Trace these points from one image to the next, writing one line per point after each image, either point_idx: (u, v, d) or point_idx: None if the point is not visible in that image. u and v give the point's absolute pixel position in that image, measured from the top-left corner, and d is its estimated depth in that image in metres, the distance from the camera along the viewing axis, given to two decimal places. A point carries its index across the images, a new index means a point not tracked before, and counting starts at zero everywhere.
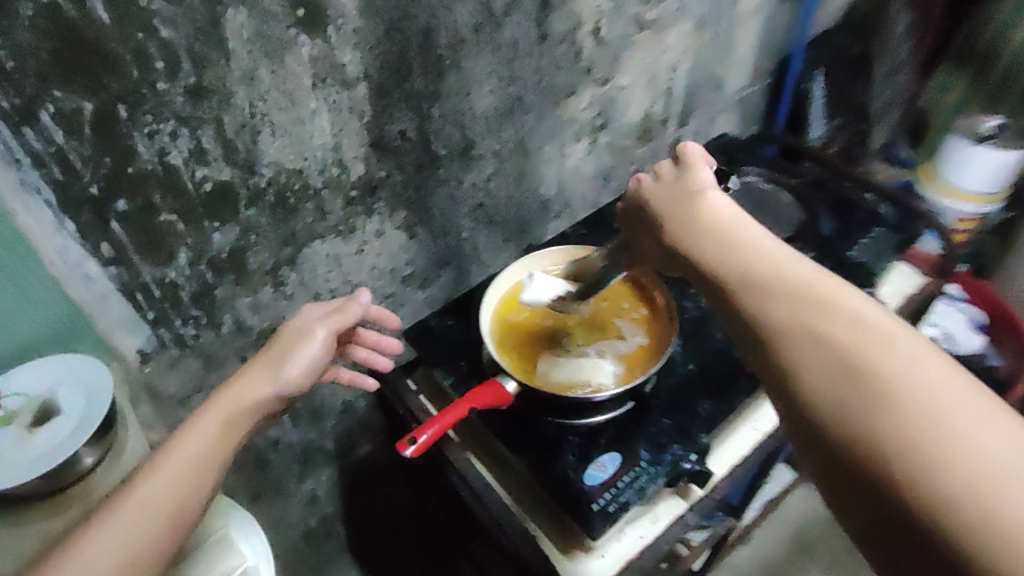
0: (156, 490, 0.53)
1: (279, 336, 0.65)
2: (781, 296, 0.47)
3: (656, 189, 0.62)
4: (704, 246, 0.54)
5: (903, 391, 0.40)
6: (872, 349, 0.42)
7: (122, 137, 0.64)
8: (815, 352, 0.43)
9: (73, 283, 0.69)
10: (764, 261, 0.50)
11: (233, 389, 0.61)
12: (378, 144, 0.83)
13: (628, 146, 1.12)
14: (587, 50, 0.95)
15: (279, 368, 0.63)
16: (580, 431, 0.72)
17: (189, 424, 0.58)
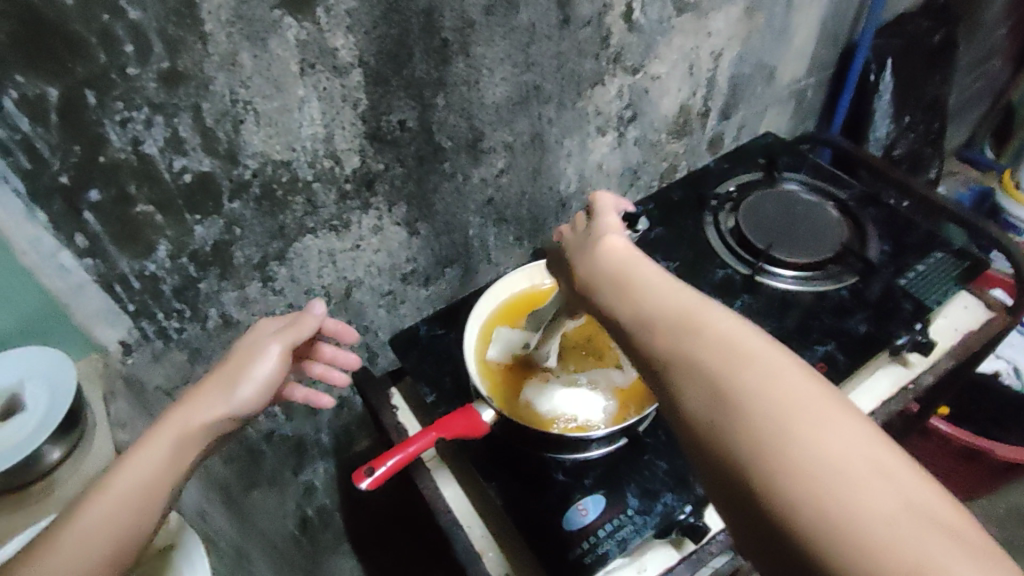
0: (97, 519, 0.52)
1: (235, 355, 0.64)
2: (660, 325, 0.45)
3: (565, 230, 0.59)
4: (595, 274, 0.51)
5: (768, 406, 0.38)
6: (741, 366, 0.40)
7: (92, 124, 0.60)
8: (690, 379, 0.41)
9: (47, 273, 0.66)
10: (647, 287, 0.48)
11: (186, 404, 0.60)
12: (375, 135, 0.77)
13: (659, 142, 1.03)
14: (616, 35, 0.86)
15: (231, 386, 0.62)
16: (563, 466, 0.67)
17: (136, 445, 0.57)
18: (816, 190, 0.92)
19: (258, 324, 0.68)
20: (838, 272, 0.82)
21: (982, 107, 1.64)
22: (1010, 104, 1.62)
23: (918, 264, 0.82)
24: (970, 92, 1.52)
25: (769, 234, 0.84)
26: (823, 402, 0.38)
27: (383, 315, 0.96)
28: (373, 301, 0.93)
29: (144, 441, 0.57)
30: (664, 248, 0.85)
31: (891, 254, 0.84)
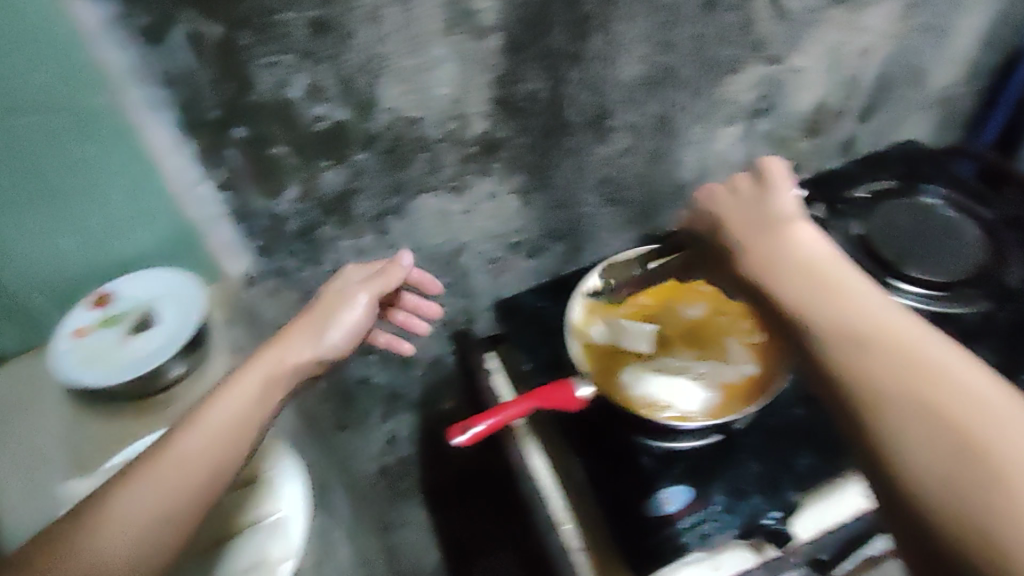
0: (195, 446, 0.53)
1: (325, 295, 0.69)
2: (848, 321, 0.46)
3: (730, 201, 0.63)
4: (770, 261, 0.55)
5: (946, 406, 0.39)
6: (925, 367, 0.42)
7: (241, 65, 0.62)
8: (869, 373, 0.43)
9: (190, 202, 0.71)
10: (839, 283, 0.50)
11: (278, 346, 0.63)
12: (506, 101, 0.78)
13: (791, 139, 0.99)
14: (762, 21, 0.81)
15: (319, 331, 0.66)
16: (652, 452, 0.66)
17: (234, 376, 0.59)
18: (957, 207, 0.84)
19: (344, 271, 0.73)
20: (970, 295, 0.75)
21: None
22: None
23: None
24: None
25: (902, 249, 0.78)
26: (1009, 411, 0.38)
27: (486, 281, 0.98)
28: (478, 266, 0.95)
29: (239, 375, 0.59)
30: None
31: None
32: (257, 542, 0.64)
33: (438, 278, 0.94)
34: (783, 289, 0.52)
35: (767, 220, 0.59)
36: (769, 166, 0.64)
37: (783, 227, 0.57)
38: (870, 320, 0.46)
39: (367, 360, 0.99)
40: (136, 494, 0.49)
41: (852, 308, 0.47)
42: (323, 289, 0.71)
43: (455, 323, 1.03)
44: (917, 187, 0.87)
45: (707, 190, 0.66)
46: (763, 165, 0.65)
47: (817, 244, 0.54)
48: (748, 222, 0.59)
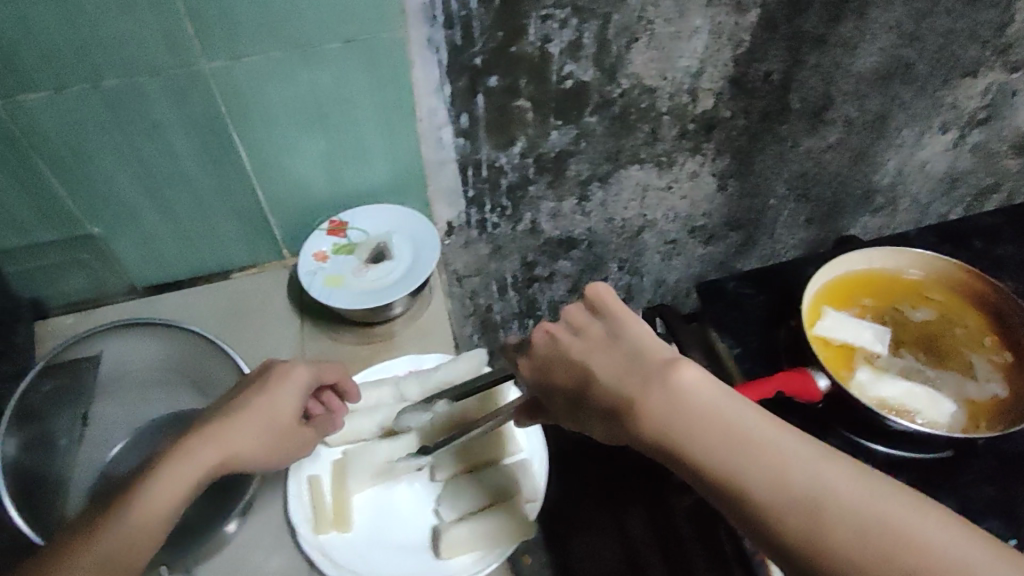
0: (159, 498, 0.48)
1: (256, 399, 0.53)
2: (707, 442, 0.38)
3: (577, 346, 0.43)
4: (672, 419, 0.39)
5: (835, 514, 0.35)
6: (788, 471, 0.37)
7: (520, 15, 0.64)
8: (762, 491, 0.37)
9: (429, 143, 0.72)
10: (700, 408, 0.39)
11: (211, 441, 0.51)
12: (739, 80, 0.76)
13: (998, 153, 0.94)
14: (1017, 23, 0.78)
15: (243, 444, 0.52)
16: (874, 457, 0.63)
17: (157, 474, 0.48)
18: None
19: (285, 375, 0.55)
20: None
21: None
22: None
23: None
24: None
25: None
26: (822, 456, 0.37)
27: (657, 262, 0.97)
28: (654, 245, 0.94)
29: (163, 476, 0.48)
30: (1009, 269, 0.76)
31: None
32: (498, 478, 0.60)
33: (614, 251, 0.93)
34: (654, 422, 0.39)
35: (639, 362, 0.41)
36: (599, 292, 0.44)
37: (659, 376, 0.40)
38: (713, 419, 0.38)
39: (523, 326, 1.00)
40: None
41: (704, 426, 0.38)
42: (248, 407, 0.53)
43: None
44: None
45: (544, 334, 0.46)
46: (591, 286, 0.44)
47: (674, 388, 0.39)
48: (628, 372, 0.40)
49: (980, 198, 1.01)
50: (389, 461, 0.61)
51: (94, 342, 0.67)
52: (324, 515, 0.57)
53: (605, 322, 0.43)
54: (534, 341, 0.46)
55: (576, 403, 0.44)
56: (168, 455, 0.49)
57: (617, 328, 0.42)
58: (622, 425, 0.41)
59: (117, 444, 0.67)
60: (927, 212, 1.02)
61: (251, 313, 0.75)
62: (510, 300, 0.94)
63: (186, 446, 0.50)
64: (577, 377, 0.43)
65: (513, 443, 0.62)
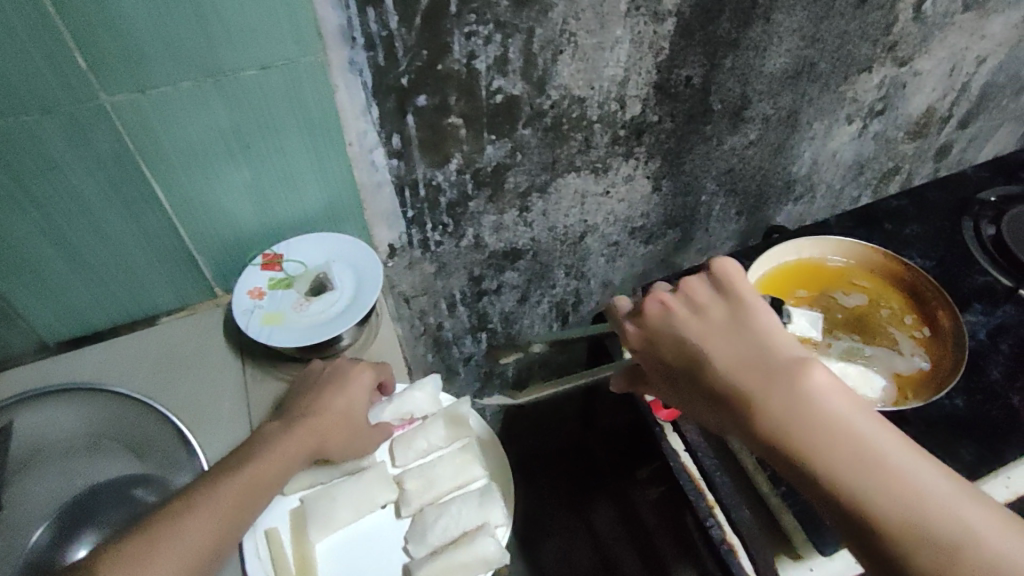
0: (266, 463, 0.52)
1: (340, 393, 0.58)
2: (822, 441, 0.41)
3: (696, 323, 0.49)
4: (791, 417, 0.42)
5: (942, 527, 0.38)
6: (900, 483, 0.39)
7: (445, 33, 0.63)
8: (868, 494, 0.39)
9: (360, 166, 0.70)
10: (818, 404, 0.42)
11: (310, 419, 0.56)
12: (662, 86, 0.78)
13: (896, 139, 1.01)
14: (901, 22, 0.83)
15: (325, 428, 0.57)
16: None
17: (272, 446, 0.53)
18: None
19: (358, 370, 0.60)
20: None
21: None
22: None
23: None
24: None
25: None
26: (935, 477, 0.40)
27: (601, 265, 0.98)
28: (597, 249, 0.95)
29: (275, 450, 0.53)
30: (922, 245, 0.81)
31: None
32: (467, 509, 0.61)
33: (560, 258, 0.93)
34: (770, 417, 0.43)
35: (763, 354, 0.45)
36: (728, 276, 0.50)
37: (780, 368, 0.44)
38: (828, 421, 0.42)
39: (476, 340, 0.99)
40: (194, 531, 0.47)
41: (821, 423, 0.42)
42: (337, 395, 0.58)
43: (563, 306, 1.02)
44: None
45: (657, 305, 0.52)
46: (722, 268, 0.51)
47: (799, 385, 0.43)
48: (745, 362, 0.45)
49: (884, 180, 1.08)
50: (352, 502, 0.59)
51: (34, 402, 0.66)
52: (285, 567, 0.54)
53: (729, 307, 0.48)
54: (647, 310, 0.52)
55: (682, 376, 0.49)
56: (275, 435, 0.55)
57: (741, 312, 0.48)
58: (731, 408, 0.45)
59: (40, 529, 0.62)
60: (843, 198, 1.08)
61: (185, 363, 0.70)
62: (460, 316, 0.94)
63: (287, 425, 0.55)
64: (690, 351, 0.48)
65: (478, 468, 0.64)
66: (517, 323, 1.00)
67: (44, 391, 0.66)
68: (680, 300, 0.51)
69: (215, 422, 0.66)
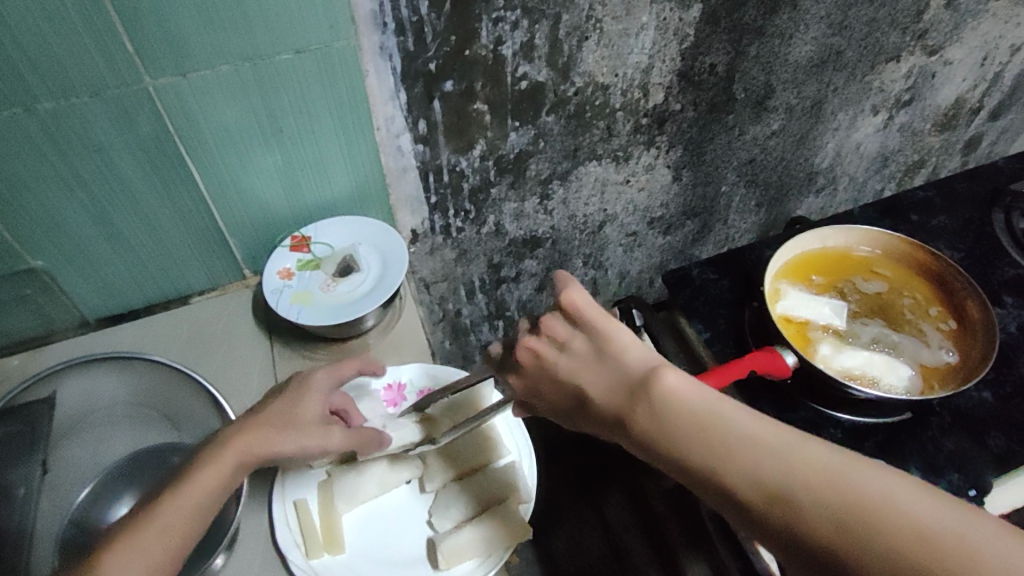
0: (188, 486, 0.50)
1: (277, 400, 0.55)
2: (685, 439, 0.41)
3: (565, 362, 0.47)
4: (652, 421, 0.42)
5: (809, 488, 0.37)
6: (770, 463, 0.39)
7: (473, 18, 0.64)
8: (743, 484, 0.39)
9: (387, 151, 0.71)
10: (683, 410, 0.42)
11: (238, 432, 0.53)
12: (686, 73, 0.78)
13: (921, 132, 1.00)
14: (932, 9, 0.82)
15: (265, 434, 0.53)
16: (843, 425, 0.66)
17: (205, 462, 0.51)
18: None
19: (308, 380, 0.57)
20: None
21: None
22: None
23: None
24: None
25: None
26: (807, 450, 0.39)
27: (619, 255, 0.98)
28: (615, 239, 0.95)
29: (207, 467, 0.51)
30: (948, 237, 0.81)
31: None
32: (492, 481, 0.64)
33: (578, 247, 0.94)
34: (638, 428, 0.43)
35: (626, 375, 0.44)
36: (575, 303, 0.48)
37: (643, 387, 0.43)
38: (688, 421, 0.41)
39: (493, 328, 1.01)
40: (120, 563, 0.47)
41: (687, 424, 0.41)
42: (272, 408, 0.54)
43: None
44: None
45: (529, 352, 0.50)
46: (567, 297, 0.48)
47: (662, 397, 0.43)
48: (613, 392, 0.45)
49: (909, 173, 1.07)
50: (378, 477, 0.61)
51: (83, 366, 0.66)
52: (313, 539, 0.56)
53: (588, 334, 0.47)
54: (521, 358, 0.50)
55: (574, 413, 0.48)
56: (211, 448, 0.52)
57: (598, 341, 0.46)
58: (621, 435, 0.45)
59: (84, 488, 0.65)
60: (865, 191, 1.07)
61: (216, 339, 0.73)
62: (478, 303, 0.95)
63: (224, 438, 0.53)
64: (570, 390, 0.47)
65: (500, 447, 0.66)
66: (535, 311, 1.01)
67: (91, 357, 0.66)
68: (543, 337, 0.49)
69: (245, 398, 0.68)
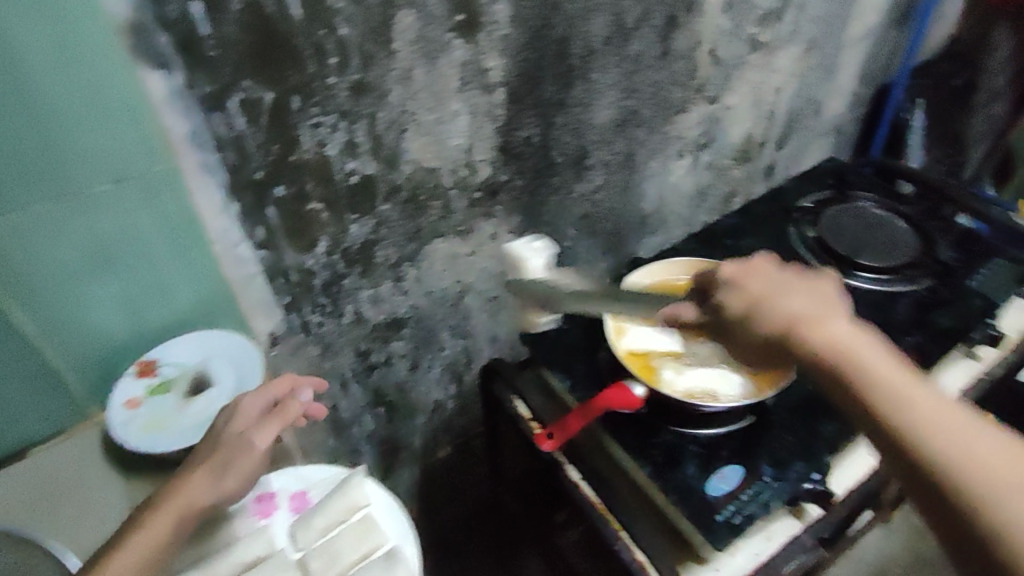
0: (128, 549, 0.54)
1: (212, 454, 0.59)
2: (846, 353, 0.53)
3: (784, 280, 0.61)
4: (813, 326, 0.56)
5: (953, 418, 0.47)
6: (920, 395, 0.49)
7: (291, 126, 0.68)
8: (907, 419, 0.48)
9: (228, 262, 0.72)
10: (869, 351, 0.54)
11: (175, 491, 0.57)
12: (505, 148, 0.85)
13: (725, 166, 1.14)
14: (702, 68, 0.97)
15: (209, 477, 0.58)
16: (699, 440, 0.73)
17: (143, 527, 0.55)
18: (887, 207, 0.96)
19: (239, 405, 0.62)
20: (911, 276, 0.86)
21: None
22: None
23: (983, 271, 0.87)
24: None
25: (851, 244, 0.89)
26: (1008, 449, 0.45)
27: (484, 320, 1.03)
28: (477, 306, 1.00)
29: (142, 531, 0.55)
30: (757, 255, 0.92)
31: (962, 260, 0.89)
32: None
33: (442, 320, 0.97)
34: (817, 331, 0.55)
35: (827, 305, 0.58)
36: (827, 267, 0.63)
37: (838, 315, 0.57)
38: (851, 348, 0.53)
39: (375, 415, 1.00)
40: None
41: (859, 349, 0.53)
42: (206, 459, 0.59)
43: (455, 365, 1.05)
44: (850, 194, 0.98)
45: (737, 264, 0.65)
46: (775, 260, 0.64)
47: (853, 321, 0.56)
48: (808, 303, 0.58)
49: (725, 204, 1.21)
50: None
51: None
52: None
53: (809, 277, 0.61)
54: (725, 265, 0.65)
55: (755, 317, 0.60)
56: (158, 502, 0.57)
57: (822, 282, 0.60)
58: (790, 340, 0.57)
59: None
60: (693, 224, 1.20)
61: (69, 489, 0.66)
62: (353, 394, 0.95)
63: (163, 496, 0.57)
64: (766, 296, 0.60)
65: (362, 495, 0.63)
66: (414, 390, 1.02)
67: None
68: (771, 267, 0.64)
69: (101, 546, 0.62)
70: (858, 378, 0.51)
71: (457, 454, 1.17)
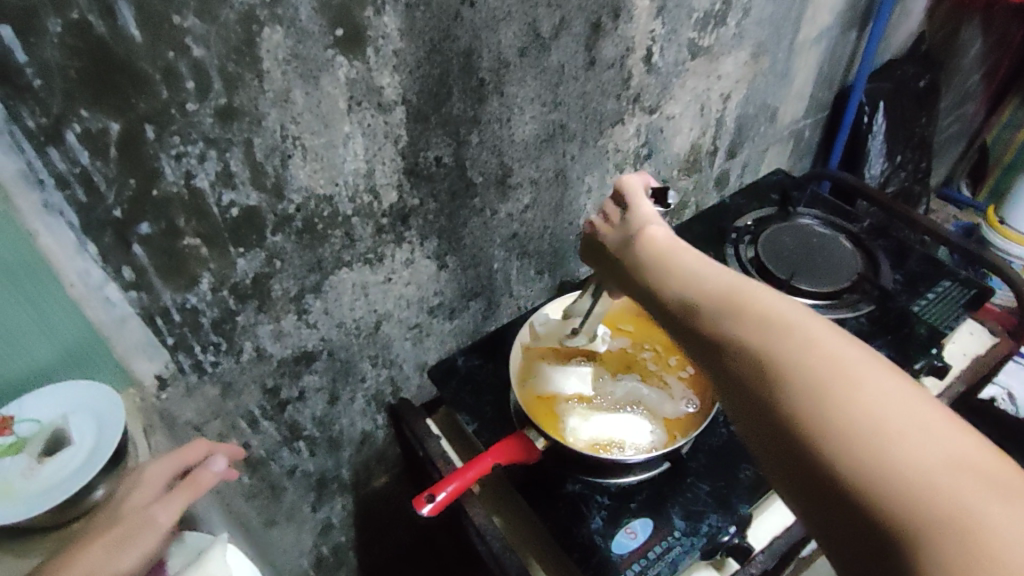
0: None
1: (112, 527, 0.56)
2: (688, 295, 0.54)
3: (613, 231, 0.65)
4: (656, 268, 0.58)
5: (796, 340, 0.46)
6: (774, 320, 0.48)
7: (148, 158, 0.61)
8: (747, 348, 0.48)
9: (93, 305, 0.66)
10: (712, 283, 0.53)
11: (64, 569, 0.53)
12: (413, 170, 0.79)
13: (672, 178, 1.07)
14: (636, 76, 0.90)
15: (108, 552, 0.55)
16: (608, 490, 0.69)
17: None
18: (830, 224, 0.97)
19: (144, 470, 0.61)
20: (853, 301, 0.85)
21: (959, 146, 1.76)
22: (986, 143, 1.77)
23: (931, 292, 0.87)
24: (950, 130, 1.59)
25: (790, 267, 0.88)
26: (850, 372, 0.43)
27: (409, 348, 0.97)
28: (399, 335, 0.94)
29: None
30: None
31: (904, 283, 0.89)
32: None
33: (360, 351, 0.91)
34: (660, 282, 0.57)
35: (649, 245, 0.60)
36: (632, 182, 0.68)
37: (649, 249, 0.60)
38: (694, 287, 0.54)
39: (294, 452, 0.94)
40: None
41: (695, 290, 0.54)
42: (101, 534, 0.56)
43: (381, 396, 0.99)
44: (794, 211, 0.98)
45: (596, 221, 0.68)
46: (627, 184, 0.66)
47: (683, 254, 0.57)
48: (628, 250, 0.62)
49: (674, 217, 1.15)
50: None
51: None
52: None
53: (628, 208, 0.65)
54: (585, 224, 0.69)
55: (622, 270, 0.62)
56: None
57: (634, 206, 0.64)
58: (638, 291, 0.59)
59: None
60: None
61: None
62: (265, 433, 0.89)
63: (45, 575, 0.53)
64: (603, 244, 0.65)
65: (220, 565, 0.57)
66: (336, 424, 0.96)
67: None
68: (600, 215, 0.68)
69: None
70: (699, 319, 0.52)
71: (399, 496, 1.16)
